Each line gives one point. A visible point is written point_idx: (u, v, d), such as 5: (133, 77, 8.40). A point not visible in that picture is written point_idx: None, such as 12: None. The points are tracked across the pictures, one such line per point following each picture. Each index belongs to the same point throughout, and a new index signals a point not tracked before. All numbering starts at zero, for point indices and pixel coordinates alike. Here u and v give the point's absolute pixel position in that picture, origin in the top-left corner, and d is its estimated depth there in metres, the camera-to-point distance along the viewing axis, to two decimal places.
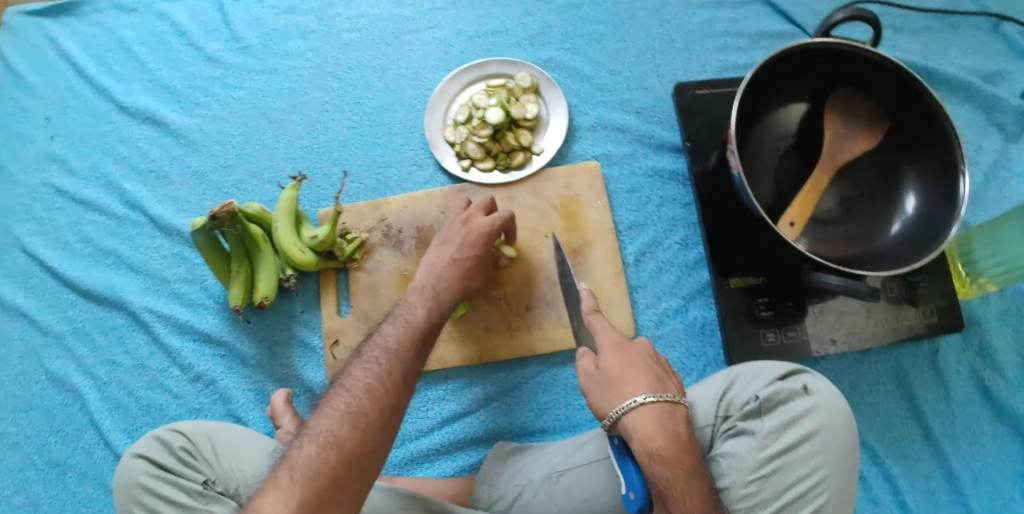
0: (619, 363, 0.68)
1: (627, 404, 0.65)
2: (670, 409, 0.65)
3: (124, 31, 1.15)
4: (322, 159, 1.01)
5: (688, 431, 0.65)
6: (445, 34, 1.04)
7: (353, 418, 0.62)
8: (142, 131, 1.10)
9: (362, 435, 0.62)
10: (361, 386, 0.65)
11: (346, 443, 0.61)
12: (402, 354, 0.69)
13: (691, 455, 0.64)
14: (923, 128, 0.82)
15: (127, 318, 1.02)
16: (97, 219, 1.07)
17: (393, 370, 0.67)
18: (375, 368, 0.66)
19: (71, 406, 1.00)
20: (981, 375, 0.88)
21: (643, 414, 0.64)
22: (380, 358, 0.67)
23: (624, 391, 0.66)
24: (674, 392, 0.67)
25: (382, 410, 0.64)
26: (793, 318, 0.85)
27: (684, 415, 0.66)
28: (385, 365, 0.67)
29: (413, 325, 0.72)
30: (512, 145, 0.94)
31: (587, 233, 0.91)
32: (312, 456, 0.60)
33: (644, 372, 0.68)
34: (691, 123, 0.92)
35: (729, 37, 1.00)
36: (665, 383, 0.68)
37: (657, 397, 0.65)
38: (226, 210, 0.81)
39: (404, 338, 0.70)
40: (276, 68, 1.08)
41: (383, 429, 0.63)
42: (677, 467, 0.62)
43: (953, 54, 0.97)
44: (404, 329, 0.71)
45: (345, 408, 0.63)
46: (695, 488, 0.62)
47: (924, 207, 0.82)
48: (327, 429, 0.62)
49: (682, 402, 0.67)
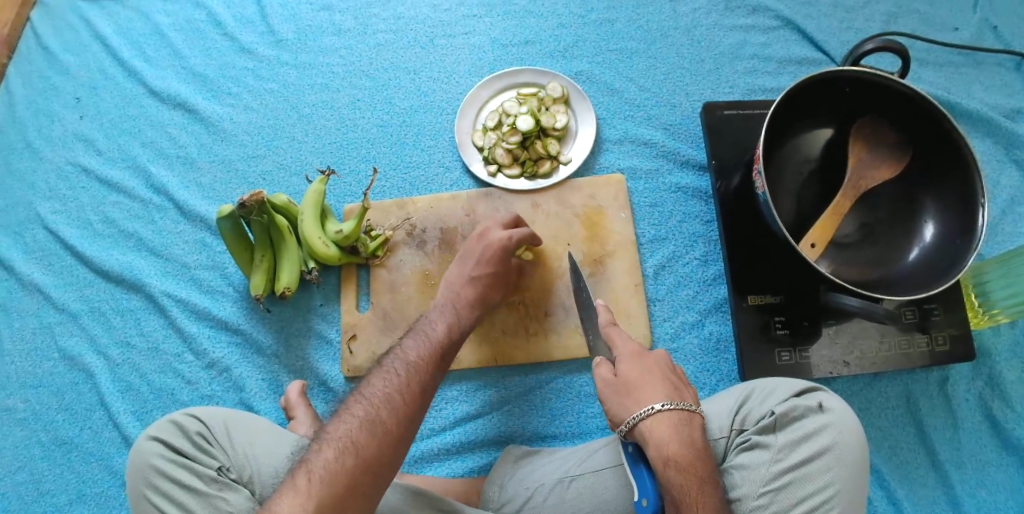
0: (637, 371, 0.69)
1: (645, 410, 0.65)
2: (687, 417, 0.66)
3: (160, 17, 1.16)
4: (351, 156, 1.03)
5: (703, 440, 0.66)
6: (479, 40, 1.06)
7: (372, 426, 0.63)
8: (171, 117, 1.11)
9: (380, 441, 0.63)
10: (381, 395, 0.66)
11: (365, 449, 0.61)
12: (423, 367, 0.70)
13: (705, 463, 0.65)
14: (944, 159, 0.84)
15: (144, 301, 1.03)
16: (120, 200, 1.08)
17: (414, 382, 0.68)
18: (395, 379, 0.68)
19: (82, 385, 1.00)
20: (989, 404, 0.89)
21: (660, 421, 0.65)
22: (400, 369, 0.69)
23: (642, 397, 0.67)
24: (692, 401, 0.68)
25: (401, 420, 0.65)
26: (808, 338, 0.86)
27: (701, 424, 0.67)
28: (407, 378, 0.68)
29: (434, 341, 0.74)
30: (539, 154, 0.95)
31: (609, 243, 0.92)
32: (329, 459, 0.61)
33: (663, 381, 0.69)
34: (716, 142, 0.94)
35: (758, 61, 1.02)
36: (682, 392, 0.69)
37: (675, 405, 0.66)
38: (255, 199, 0.82)
39: (426, 352, 0.72)
40: (310, 63, 1.09)
41: (401, 439, 0.64)
42: (689, 474, 0.63)
43: (975, 89, 0.99)
44: (425, 346, 0.73)
45: (365, 415, 0.64)
46: (708, 495, 0.63)
47: (943, 236, 0.84)
48: (345, 434, 0.63)
49: (698, 411, 0.68)
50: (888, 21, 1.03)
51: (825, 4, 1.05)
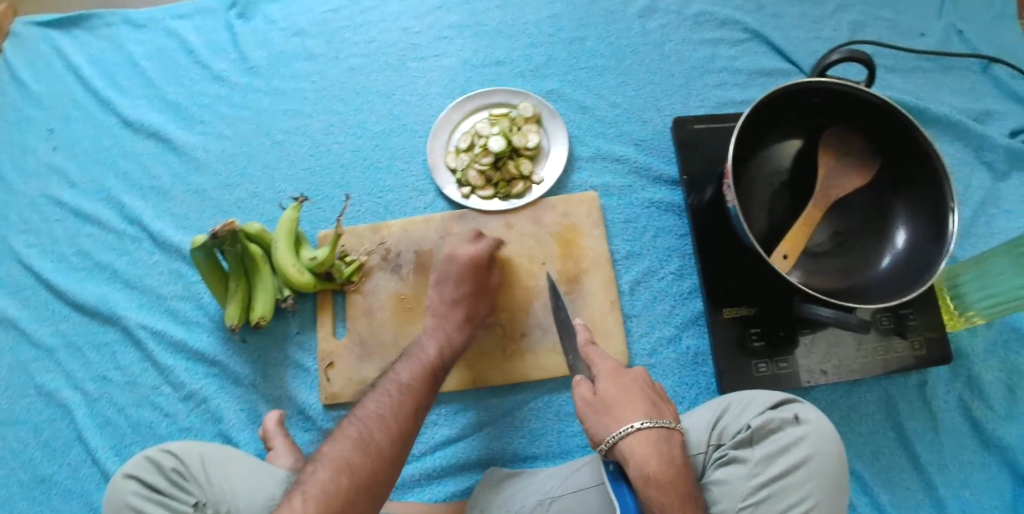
0: (616, 388, 0.69)
1: (624, 430, 0.65)
2: (665, 435, 0.65)
3: (132, 47, 1.16)
4: (325, 182, 1.02)
5: (683, 457, 0.65)
6: (450, 62, 1.07)
7: (364, 447, 0.66)
8: (144, 146, 1.11)
9: (373, 461, 0.66)
10: (374, 417, 0.69)
11: (357, 469, 0.65)
12: (413, 389, 0.73)
13: (685, 482, 0.63)
14: (913, 166, 0.85)
15: (120, 334, 1.02)
16: (96, 233, 1.08)
17: (406, 404, 0.72)
18: (388, 402, 0.71)
19: (59, 421, 0.99)
20: (968, 405, 0.89)
21: (639, 441, 0.64)
22: (392, 392, 0.73)
23: (621, 416, 0.66)
24: (670, 418, 0.67)
25: (393, 442, 0.68)
26: (785, 348, 0.86)
27: (680, 441, 0.66)
28: (399, 400, 0.72)
29: (424, 362, 0.77)
30: (512, 174, 0.95)
31: (583, 260, 0.92)
32: (322, 480, 0.63)
33: (640, 397, 0.68)
34: (687, 156, 0.94)
35: (728, 73, 1.03)
36: (661, 409, 0.68)
37: (654, 424, 0.65)
38: (228, 229, 0.82)
39: (417, 375, 0.76)
40: (283, 90, 1.10)
41: (393, 459, 0.67)
42: (669, 494, 0.61)
43: (943, 94, 1.00)
44: (415, 368, 0.76)
45: (357, 437, 0.67)
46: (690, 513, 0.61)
47: (914, 242, 0.84)
48: (339, 455, 0.65)
49: (677, 428, 0.67)
50: (854, 30, 1.04)
51: (792, 15, 1.05)
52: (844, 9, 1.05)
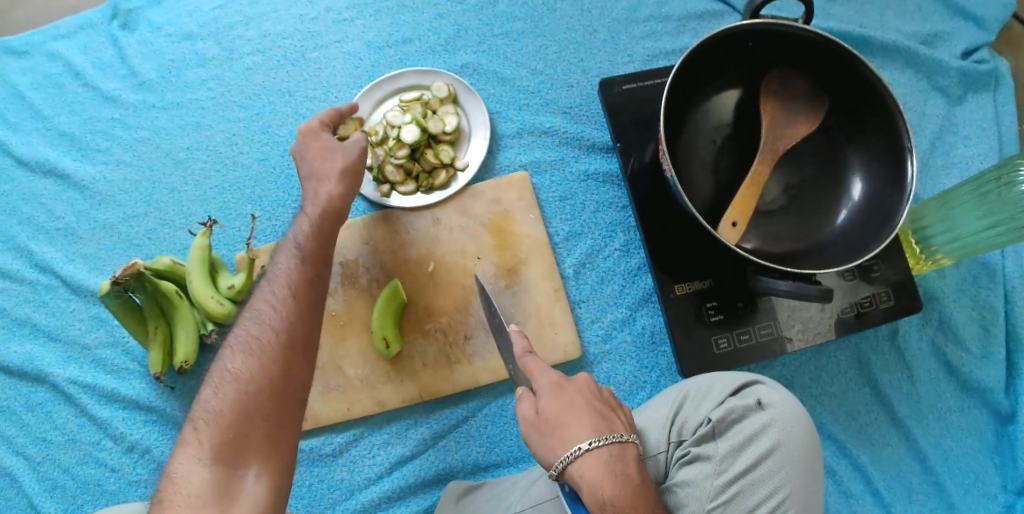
0: (559, 406, 0.62)
1: (573, 452, 0.60)
2: (619, 450, 0.60)
3: (15, 76, 1.05)
4: (235, 199, 0.94)
5: (641, 471, 0.61)
6: (353, 46, 0.97)
7: (249, 349, 0.63)
8: (43, 186, 1.02)
9: (263, 365, 0.62)
10: (252, 320, 0.65)
11: (245, 372, 0.61)
12: (289, 287, 0.67)
13: (646, 498, 0.59)
14: (864, 106, 0.77)
15: (51, 392, 0.95)
16: (7, 287, 0.99)
17: (281, 289, 0.67)
18: (263, 304, 0.66)
19: (7, 491, 0.93)
20: (943, 350, 0.85)
21: (591, 462, 0.59)
22: (267, 292, 0.67)
23: (567, 436, 0.61)
24: (622, 430, 0.62)
25: (278, 329, 0.64)
26: (744, 319, 0.80)
27: (636, 453, 0.62)
28: (274, 285, 0.67)
29: (296, 257, 0.69)
30: (432, 164, 0.87)
31: (521, 250, 0.85)
32: (212, 399, 0.60)
33: (586, 410, 0.63)
34: (618, 121, 0.86)
35: (655, 21, 0.94)
36: (612, 420, 0.63)
37: (606, 441, 0.60)
38: (130, 271, 0.77)
39: (290, 268, 0.69)
40: (179, 102, 1.00)
41: (284, 348, 0.63)
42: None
43: (888, 19, 0.91)
44: (288, 265, 0.69)
45: (241, 343, 0.64)
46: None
47: (872, 189, 0.77)
48: (223, 368, 0.62)
49: (631, 438, 0.62)
50: None
51: None
52: None
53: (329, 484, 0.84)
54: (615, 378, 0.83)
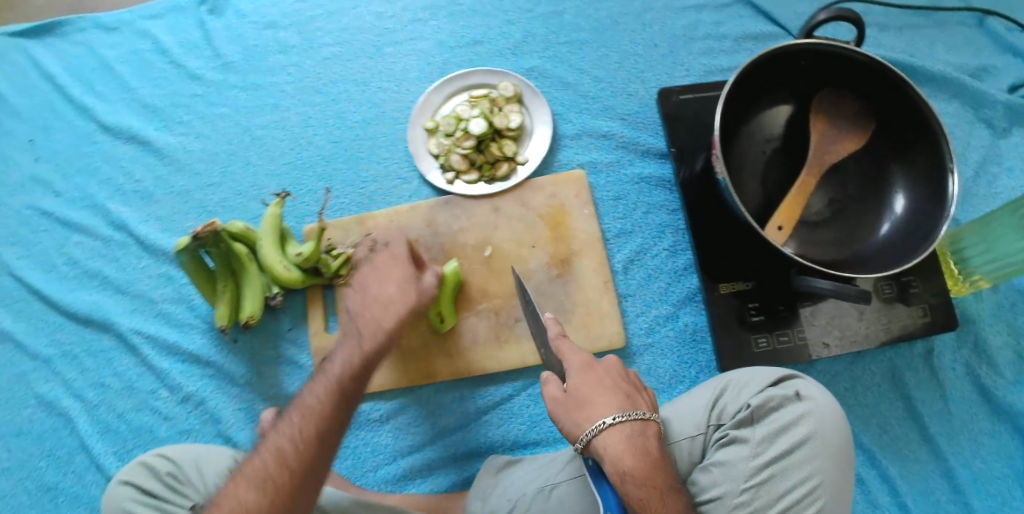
0: (588, 383, 0.66)
1: (599, 426, 0.63)
2: (639, 427, 0.64)
3: (106, 51, 1.14)
4: (307, 176, 1.00)
5: (657, 448, 0.64)
6: (426, 45, 1.03)
7: (262, 487, 0.61)
8: (125, 151, 1.09)
9: (321, 436, 0.64)
10: (322, 388, 0.68)
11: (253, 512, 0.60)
12: (343, 384, 0.68)
13: (661, 472, 0.63)
14: (910, 128, 0.82)
15: (116, 341, 1.02)
16: (83, 241, 1.06)
17: (310, 428, 0.64)
18: (335, 374, 0.69)
19: (62, 430, 0.99)
20: (977, 372, 0.87)
21: (615, 436, 0.63)
22: (339, 364, 0.70)
23: (595, 409, 0.64)
24: (644, 409, 0.66)
25: (295, 473, 0.62)
26: (784, 322, 0.84)
27: (654, 431, 0.65)
28: (304, 421, 0.65)
29: (334, 389, 0.67)
30: (496, 156, 0.93)
31: (574, 242, 0.90)
32: (265, 459, 0.63)
33: (614, 386, 0.67)
34: (674, 128, 0.91)
35: (714, 39, 0.99)
36: (635, 399, 0.67)
37: (630, 418, 0.64)
38: (209, 229, 0.82)
39: (326, 401, 0.66)
40: (258, 84, 1.07)
41: (295, 495, 0.61)
42: (644, 490, 0.61)
43: (938, 50, 0.95)
44: (334, 381, 0.68)
45: (307, 408, 0.66)
46: (668, 499, 0.62)
47: (914, 206, 0.81)
48: (284, 431, 0.65)
49: (652, 418, 0.66)
50: None
51: None
52: None
53: (373, 448, 0.88)
54: (655, 370, 0.87)
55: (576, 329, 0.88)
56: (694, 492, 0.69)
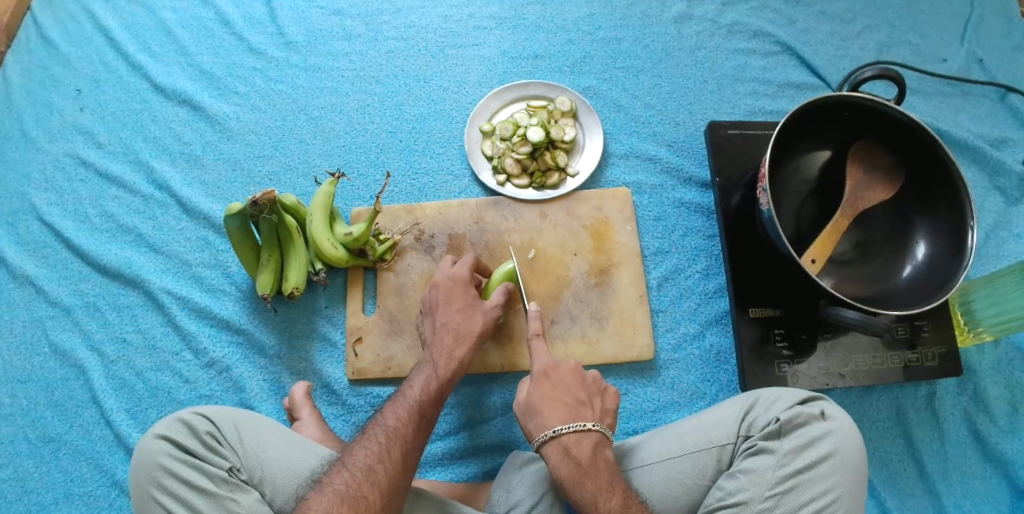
0: (542, 393, 0.77)
1: (544, 436, 0.73)
2: (574, 437, 0.73)
3: (167, 14, 1.16)
4: (360, 160, 1.04)
5: (596, 455, 0.72)
6: (489, 52, 1.08)
7: (353, 502, 0.66)
8: (175, 113, 1.10)
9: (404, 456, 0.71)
10: (397, 416, 0.74)
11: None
12: (417, 414, 0.75)
13: (595, 476, 0.71)
14: (936, 184, 0.88)
15: (143, 298, 1.00)
16: (120, 195, 1.06)
17: (396, 450, 0.71)
18: (408, 404, 0.76)
19: (74, 381, 0.97)
20: (973, 418, 0.93)
21: (555, 446, 0.73)
22: (414, 394, 0.77)
23: (547, 420, 0.74)
24: (588, 420, 0.74)
25: (382, 492, 0.68)
26: (805, 350, 0.89)
27: (596, 441, 0.74)
28: (389, 443, 0.71)
29: (415, 416, 0.75)
30: (548, 165, 0.97)
31: (614, 254, 0.95)
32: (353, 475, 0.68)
33: (563, 398, 0.76)
34: (719, 160, 0.97)
35: (758, 83, 1.06)
36: (582, 411, 0.76)
37: (569, 429, 0.73)
38: (268, 197, 0.82)
39: (407, 425, 0.73)
40: (319, 67, 1.10)
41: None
42: (576, 493, 0.70)
43: (962, 118, 1.05)
44: (409, 409, 0.75)
45: (388, 432, 0.72)
46: (603, 501, 0.69)
47: (934, 256, 0.88)
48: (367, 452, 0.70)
49: (596, 429, 0.74)
50: (881, 51, 1.09)
51: (821, 32, 1.10)
52: (872, 30, 1.10)
53: None
54: (678, 384, 0.91)
55: (610, 337, 0.92)
56: (719, 496, 0.72)
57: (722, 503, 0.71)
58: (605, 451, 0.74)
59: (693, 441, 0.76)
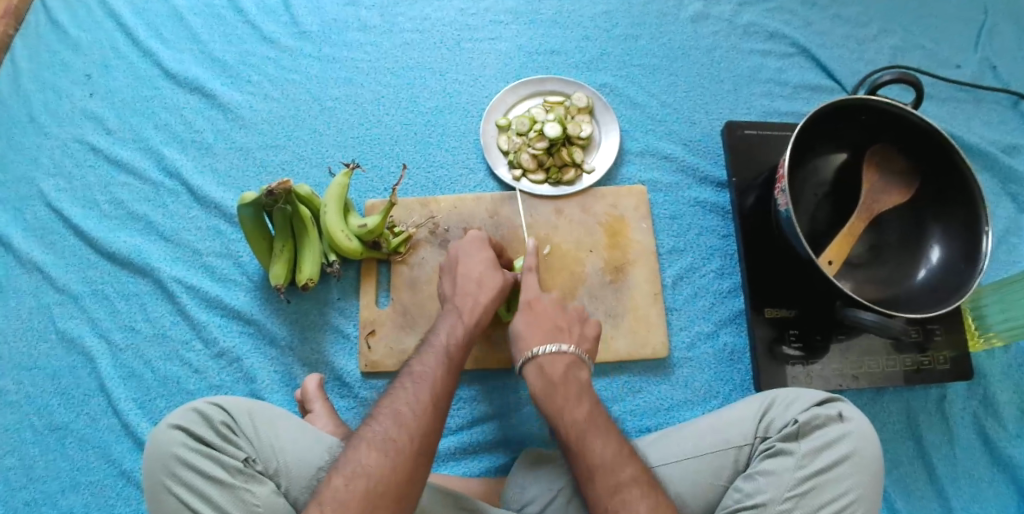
0: (526, 322, 0.79)
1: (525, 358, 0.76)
2: (549, 357, 0.75)
3: (179, 1, 1.15)
4: (374, 152, 1.03)
5: (568, 375, 0.74)
6: (506, 46, 1.08)
7: (384, 448, 0.63)
8: (187, 101, 1.09)
9: (423, 433, 0.65)
10: (412, 394, 0.68)
11: (377, 470, 0.62)
12: (431, 391, 0.69)
13: (567, 389, 0.72)
14: (952, 188, 0.89)
15: (152, 286, 0.99)
16: (130, 182, 1.05)
17: (424, 395, 0.68)
18: (421, 382, 0.69)
19: (80, 369, 0.96)
20: (983, 422, 0.93)
21: (534, 366, 0.75)
22: (427, 371, 0.71)
23: (527, 343, 0.77)
24: (564, 343, 0.76)
25: (414, 435, 0.65)
26: (819, 351, 0.89)
27: (570, 362, 0.75)
28: (417, 389, 0.69)
29: (442, 361, 0.72)
30: (565, 161, 0.97)
31: (630, 252, 0.95)
32: (374, 456, 0.63)
33: (546, 326, 0.79)
34: (735, 160, 0.97)
35: (774, 85, 1.06)
36: (560, 336, 0.78)
37: (546, 350, 0.76)
38: (284, 188, 0.79)
39: (436, 371, 0.71)
40: (334, 57, 1.09)
41: (415, 459, 0.64)
42: (546, 405, 0.72)
43: (975, 124, 1.05)
44: (423, 386, 0.69)
45: (403, 409, 0.67)
46: (570, 408, 0.70)
47: (948, 260, 0.88)
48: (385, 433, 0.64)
49: (572, 352, 0.76)
50: (895, 55, 1.09)
51: (836, 34, 1.10)
52: (887, 34, 1.10)
53: None
54: (692, 383, 0.91)
55: (624, 334, 0.92)
56: (737, 497, 0.72)
57: (741, 505, 0.71)
58: (581, 372, 0.75)
59: (710, 441, 0.76)
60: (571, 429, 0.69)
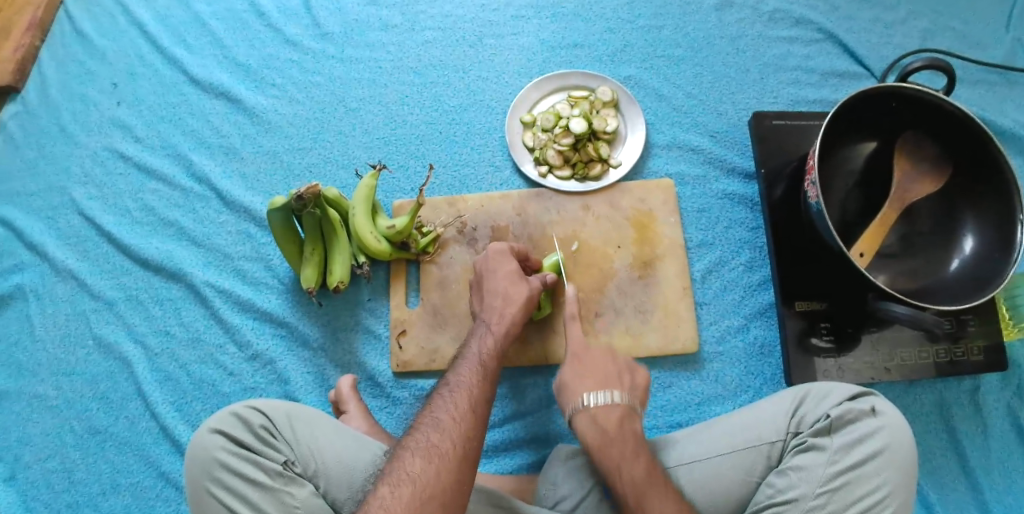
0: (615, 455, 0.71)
1: (575, 407, 0.76)
2: (602, 408, 0.74)
3: (200, 6, 1.15)
4: (401, 152, 1.04)
5: (623, 424, 0.73)
6: (528, 41, 1.07)
7: (426, 454, 0.64)
8: (213, 106, 1.09)
9: (464, 437, 0.66)
10: (450, 402, 0.69)
11: (421, 477, 0.63)
12: (470, 401, 0.69)
13: (622, 444, 0.71)
14: (985, 177, 0.87)
15: (186, 291, 1.00)
16: (159, 188, 1.06)
17: (463, 403, 0.69)
18: (459, 390, 0.71)
19: (118, 374, 0.98)
20: (1017, 413, 0.92)
21: (586, 415, 0.74)
22: (465, 376, 0.72)
23: (576, 390, 0.77)
24: (616, 393, 0.75)
25: (456, 441, 0.66)
26: (852, 342, 0.89)
27: (623, 413, 0.74)
28: (455, 398, 0.70)
29: (478, 367, 0.74)
30: (591, 156, 0.97)
31: (657, 247, 0.95)
32: (416, 464, 0.64)
33: (596, 375, 0.78)
34: (764, 151, 0.97)
35: (802, 72, 1.05)
36: (612, 384, 0.77)
37: (597, 400, 0.75)
38: (313, 193, 0.79)
39: (471, 379, 0.72)
40: (356, 57, 1.09)
41: (458, 465, 0.64)
42: (601, 455, 0.71)
43: (1008, 107, 1.03)
44: (463, 395, 0.70)
45: (443, 417, 0.68)
46: (627, 467, 0.69)
47: (983, 249, 0.86)
48: (426, 440, 0.66)
49: (623, 402, 0.75)
50: (926, 37, 1.07)
51: (864, 18, 1.08)
52: (916, 17, 1.08)
53: None
54: (722, 378, 0.92)
55: (653, 330, 0.92)
56: (769, 493, 0.73)
57: (773, 501, 0.72)
58: (634, 422, 0.74)
59: (742, 437, 0.76)
60: (631, 488, 0.68)
